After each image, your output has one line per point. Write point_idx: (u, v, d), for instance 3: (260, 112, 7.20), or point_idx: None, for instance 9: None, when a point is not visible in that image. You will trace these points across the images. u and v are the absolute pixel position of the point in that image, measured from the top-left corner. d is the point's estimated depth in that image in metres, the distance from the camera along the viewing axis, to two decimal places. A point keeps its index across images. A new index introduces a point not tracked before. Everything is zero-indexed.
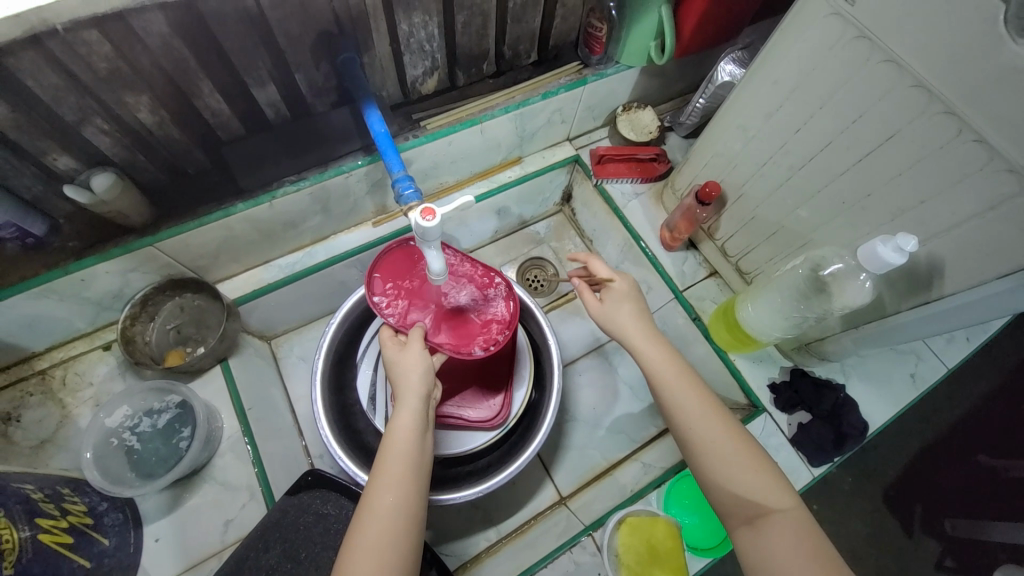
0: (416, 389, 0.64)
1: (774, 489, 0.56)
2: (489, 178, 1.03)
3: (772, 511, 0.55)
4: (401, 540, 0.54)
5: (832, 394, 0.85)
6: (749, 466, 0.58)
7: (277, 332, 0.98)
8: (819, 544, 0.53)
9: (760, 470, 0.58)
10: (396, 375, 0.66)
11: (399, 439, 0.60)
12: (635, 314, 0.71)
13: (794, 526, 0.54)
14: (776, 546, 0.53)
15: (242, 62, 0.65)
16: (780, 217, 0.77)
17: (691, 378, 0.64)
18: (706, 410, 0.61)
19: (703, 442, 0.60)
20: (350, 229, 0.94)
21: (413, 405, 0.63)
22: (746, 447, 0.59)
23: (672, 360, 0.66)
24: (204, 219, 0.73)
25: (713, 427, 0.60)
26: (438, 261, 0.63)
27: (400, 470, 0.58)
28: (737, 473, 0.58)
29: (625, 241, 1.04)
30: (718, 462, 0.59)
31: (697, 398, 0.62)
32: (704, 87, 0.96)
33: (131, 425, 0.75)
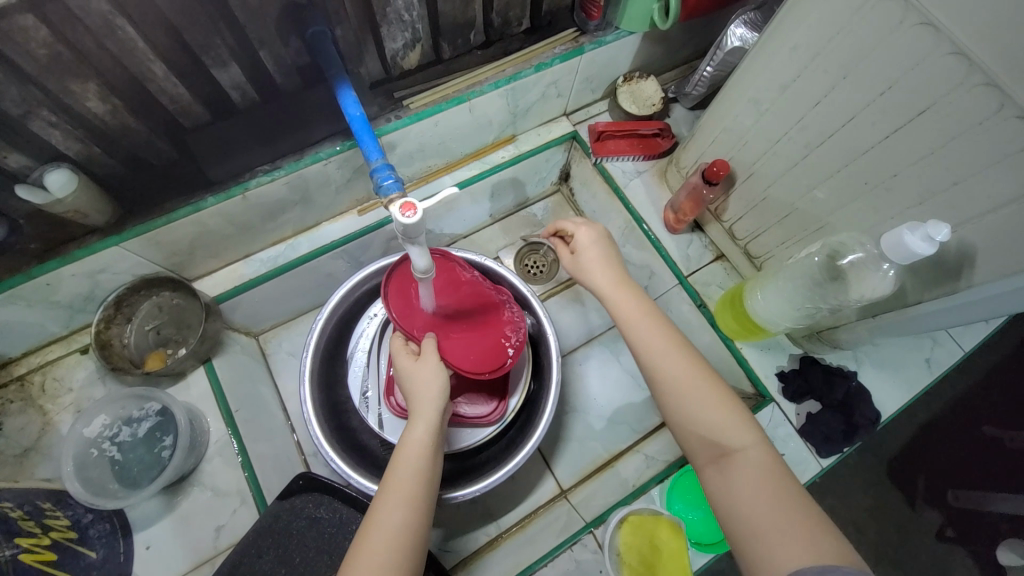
0: (434, 402, 0.62)
1: (735, 427, 0.53)
2: (481, 159, 0.96)
3: (733, 449, 0.52)
4: (408, 558, 0.51)
5: (844, 383, 0.81)
6: (715, 404, 0.55)
7: (265, 327, 0.94)
8: (780, 483, 0.49)
9: (724, 407, 0.55)
10: (410, 388, 0.64)
11: (411, 454, 0.57)
12: (605, 263, 0.68)
13: (758, 463, 0.51)
14: (738, 484, 0.50)
15: (197, 41, 0.58)
16: (794, 199, 0.71)
17: (659, 319, 0.62)
18: (667, 348, 0.58)
19: (664, 381, 0.57)
20: (335, 217, 0.89)
21: (430, 417, 0.60)
22: (711, 386, 0.56)
23: (639, 307, 0.63)
24: (172, 215, 0.68)
25: (676, 365, 0.57)
26: (422, 258, 0.58)
27: (419, 459, 0.57)
28: (699, 412, 0.55)
29: (626, 224, 0.99)
30: (680, 401, 0.56)
31: (659, 336, 0.60)
32: (713, 54, 0.88)
33: (110, 435, 0.72)
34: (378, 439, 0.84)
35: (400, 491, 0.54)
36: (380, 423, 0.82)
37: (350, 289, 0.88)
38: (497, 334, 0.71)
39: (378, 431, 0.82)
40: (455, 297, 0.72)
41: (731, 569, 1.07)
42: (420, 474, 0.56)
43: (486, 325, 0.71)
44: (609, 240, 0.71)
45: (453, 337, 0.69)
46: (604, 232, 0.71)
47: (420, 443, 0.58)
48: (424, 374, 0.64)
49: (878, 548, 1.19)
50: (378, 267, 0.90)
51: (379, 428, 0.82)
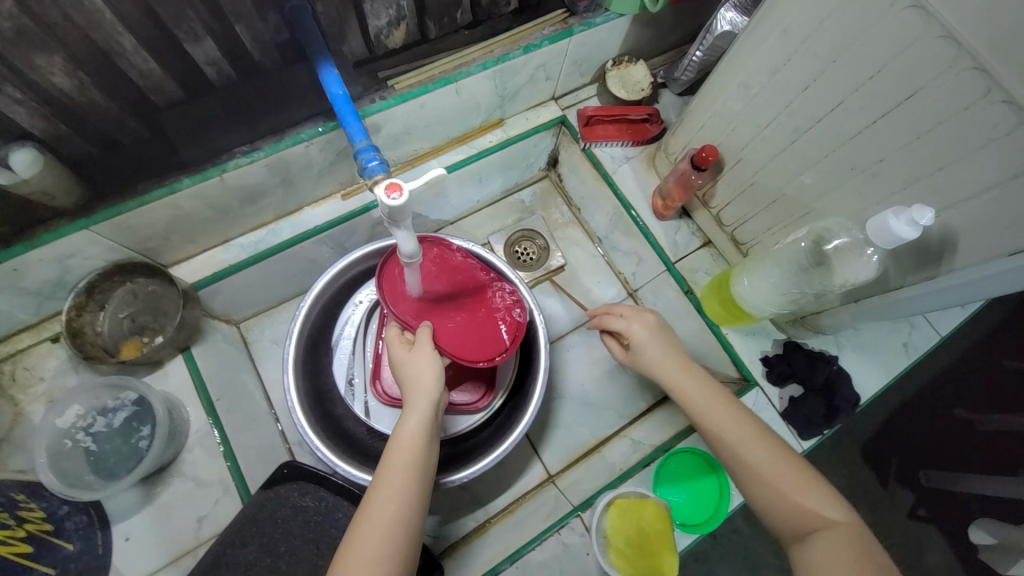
0: (427, 393, 0.61)
1: (818, 504, 0.55)
2: (468, 143, 0.94)
3: (821, 527, 0.53)
4: (401, 549, 0.52)
5: (826, 366, 0.82)
6: (797, 482, 0.56)
7: (246, 315, 0.92)
8: (869, 560, 0.50)
9: (805, 485, 0.56)
10: (405, 377, 0.64)
11: (405, 445, 0.57)
12: (666, 350, 0.69)
13: (846, 540, 0.52)
14: (828, 561, 0.51)
15: (169, 13, 0.55)
16: (781, 184, 0.72)
17: (730, 405, 0.63)
18: (744, 431, 0.60)
19: (746, 468, 0.58)
20: (318, 202, 0.86)
21: (423, 409, 0.60)
22: (795, 467, 0.57)
23: (708, 394, 0.64)
24: (145, 197, 0.66)
25: (758, 449, 0.59)
26: (409, 242, 0.57)
27: (413, 450, 0.57)
28: (787, 496, 0.56)
29: (614, 210, 0.98)
30: (768, 488, 0.57)
31: (738, 428, 0.60)
32: (702, 38, 0.87)
33: (84, 425, 0.69)
34: (364, 427, 0.83)
35: (394, 483, 0.55)
36: (366, 411, 0.82)
37: (334, 275, 0.86)
38: (494, 321, 0.70)
39: (364, 419, 0.82)
40: (453, 285, 0.70)
41: (713, 549, 1.10)
42: (414, 463, 0.57)
43: (483, 312, 0.70)
44: (660, 325, 0.71)
45: (448, 325, 0.68)
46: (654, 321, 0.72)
47: (414, 432, 0.58)
48: (417, 364, 0.63)
49: None
50: (365, 253, 0.88)
51: (365, 416, 0.81)
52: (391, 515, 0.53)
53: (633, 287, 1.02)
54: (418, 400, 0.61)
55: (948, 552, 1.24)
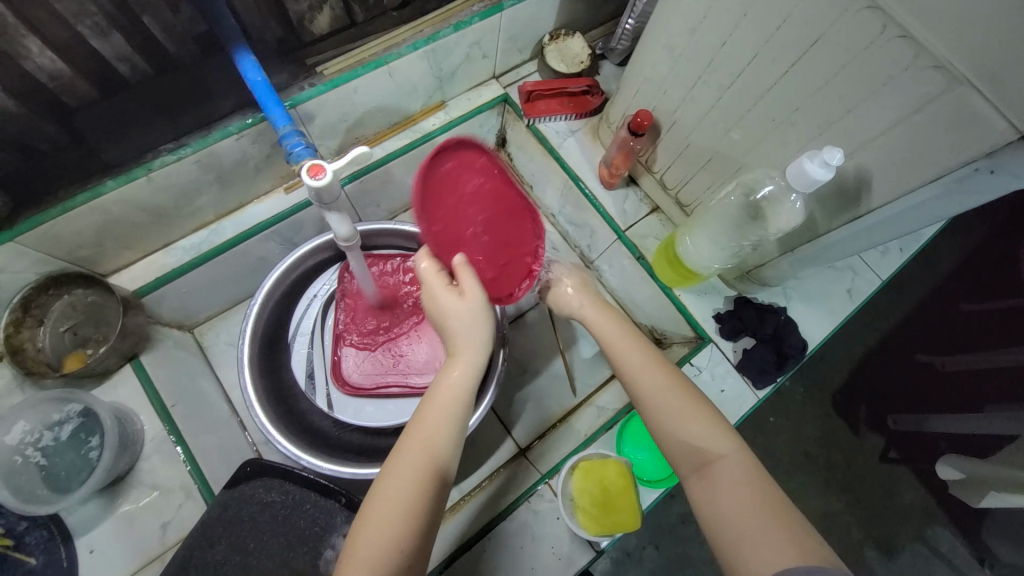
0: (470, 345, 0.59)
1: (719, 435, 0.53)
2: (412, 127, 0.94)
3: (716, 459, 0.52)
4: (429, 500, 0.50)
5: (773, 317, 0.85)
6: (693, 413, 0.55)
7: (200, 319, 0.90)
8: (766, 487, 0.50)
9: (707, 419, 0.55)
10: (442, 329, 0.62)
11: (446, 393, 0.56)
12: (581, 290, 0.71)
13: (739, 470, 0.51)
14: (727, 490, 0.50)
15: (67, 8, 0.53)
16: (713, 142, 0.73)
17: (636, 341, 0.63)
18: (650, 365, 0.59)
19: (655, 402, 0.57)
20: (261, 198, 0.85)
21: (466, 361, 0.59)
22: (693, 399, 0.56)
23: (618, 326, 0.65)
24: (68, 203, 0.64)
25: (661, 382, 0.57)
26: (343, 226, 0.58)
27: (454, 398, 0.56)
28: (688, 427, 0.54)
29: (564, 184, 0.99)
30: (670, 418, 0.55)
31: (642, 361, 0.60)
32: (632, 6, 0.89)
33: (33, 440, 0.67)
34: (329, 420, 0.84)
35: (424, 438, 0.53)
36: (329, 403, 0.83)
37: (285, 270, 0.84)
38: (514, 237, 0.65)
39: (327, 411, 0.83)
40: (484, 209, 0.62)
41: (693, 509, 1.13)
42: (453, 411, 0.55)
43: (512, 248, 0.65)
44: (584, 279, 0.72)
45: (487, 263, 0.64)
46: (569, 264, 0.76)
47: (455, 380, 0.57)
48: (464, 311, 0.62)
49: (827, 473, 1.29)
50: (315, 245, 0.86)
51: (328, 408, 0.83)
52: (423, 459, 0.51)
53: (590, 259, 1.04)
54: (465, 347, 0.59)
55: (918, 490, 1.30)
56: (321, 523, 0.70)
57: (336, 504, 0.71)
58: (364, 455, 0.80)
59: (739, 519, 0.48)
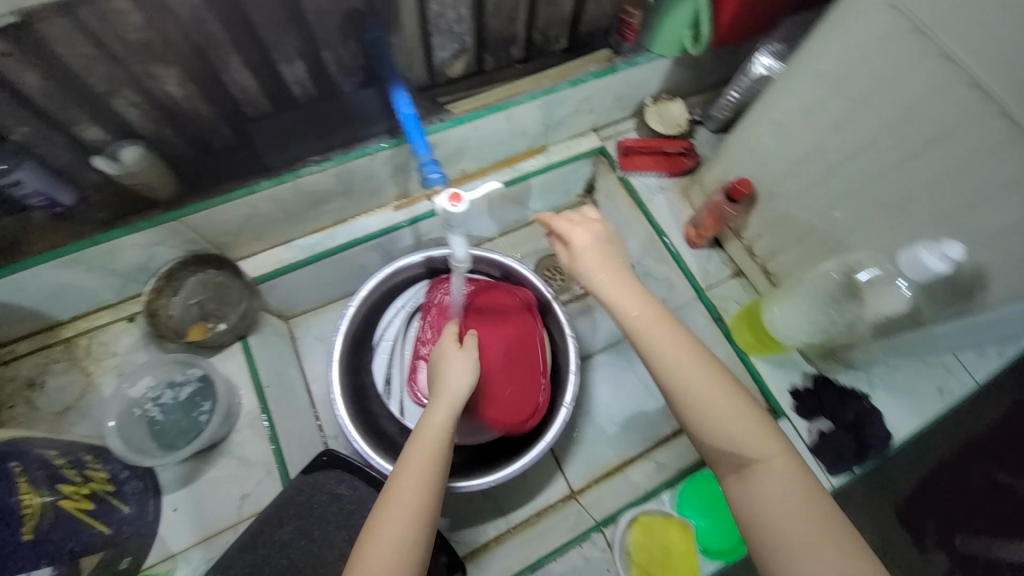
0: (449, 396, 0.64)
1: (763, 436, 0.54)
2: (513, 166, 1.01)
3: (756, 461, 0.53)
4: (423, 533, 0.54)
5: (856, 403, 0.83)
6: (731, 412, 0.55)
7: (296, 311, 0.99)
8: (808, 497, 0.51)
9: (747, 420, 0.55)
10: (438, 376, 0.67)
11: (436, 437, 0.59)
12: (598, 256, 0.65)
13: (783, 475, 0.52)
14: (767, 492, 0.52)
15: (273, 39, 0.65)
16: (813, 217, 0.75)
17: (668, 322, 0.59)
18: (683, 355, 0.57)
19: (686, 398, 0.56)
20: (371, 211, 0.93)
21: (446, 409, 0.62)
22: (729, 399, 0.55)
23: (645, 306, 0.60)
24: (230, 195, 0.74)
25: (693, 376, 0.56)
26: (462, 248, 0.64)
27: (443, 440, 0.59)
28: (723, 425, 0.54)
29: (648, 237, 1.02)
30: (702, 415, 0.55)
31: (676, 352, 0.57)
32: (738, 81, 0.94)
33: (153, 396, 0.75)
34: (397, 427, 0.88)
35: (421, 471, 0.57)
36: (400, 411, 0.89)
37: (380, 281, 0.92)
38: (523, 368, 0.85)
39: (398, 417, 0.88)
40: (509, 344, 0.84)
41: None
42: (442, 453, 0.59)
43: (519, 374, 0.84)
44: (608, 233, 0.68)
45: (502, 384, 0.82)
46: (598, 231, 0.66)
47: (440, 425, 0.61)
48: (457, 365, 0.68)
49: None
50: (410, 262, 0.94)
51: (399, 415, 0.88)
52: (416, 497, 0.55)
53: None
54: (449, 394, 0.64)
55: None
56: None
57: None
58: None
59: (780, 524, 0.50)
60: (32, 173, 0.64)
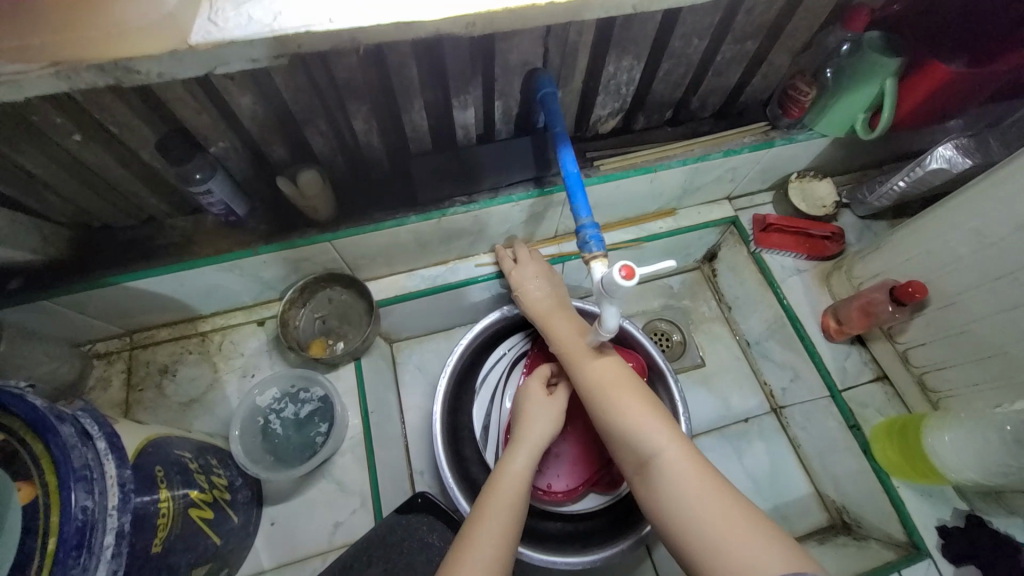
0: (529, 443, 0.67)
1: (654, 431, 0.57)
2: (639, 225, 0.98)
3: None
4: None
5: (1021, 558, 0.70)
6: (760, 554, 0.45)
7: (401, 336, 0.99)
8: (733, 503, 0.50)
9: (778, 567, 0.44)
10: (520, 422, 0.72)
11: (513, 482, 0.62)
12: (615, 369, 0.66)
13: None
14: (669, 498, 0.53)
15: (457, 87, 0.67)
16: (1006, 340, 0.66)
17: (687, 448, 0.56)
18: (699, 480, 0.52)
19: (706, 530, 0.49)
20: (494, 252, 0.93)
21: (525, 456, 0.66)
22: (754, 538, 0.47)
23: (659, 423, 0.59)
24: (380, 224, 0.76)
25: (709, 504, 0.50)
26: (614, 319, 0.60)
27: (518, 488, 0.62)
28: (749, 570, 0.45)
29: (774, 319, 0.95)
30: (723, 557, 0.47)
31: (691, 472, 0.53)
32: (909, 170, 0.84)
33: (277, 408, 0.78)
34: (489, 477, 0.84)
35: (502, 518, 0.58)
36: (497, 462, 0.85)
37: (492, 323, 0.91)
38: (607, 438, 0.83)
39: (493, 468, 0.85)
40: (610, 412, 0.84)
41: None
42: (517, 499, 0.61)
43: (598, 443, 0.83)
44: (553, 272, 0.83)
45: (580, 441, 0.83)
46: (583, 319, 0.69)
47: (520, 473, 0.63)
48: (536, 414, 0.71)
49: None
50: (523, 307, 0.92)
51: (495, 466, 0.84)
52: (491, 542, 0.56)
53: (779, 402, 0.96)
54: (529, 442, 0.67)
55: None
56: None
57: None
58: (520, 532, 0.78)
59: None
60: (220, 184, 0.66)
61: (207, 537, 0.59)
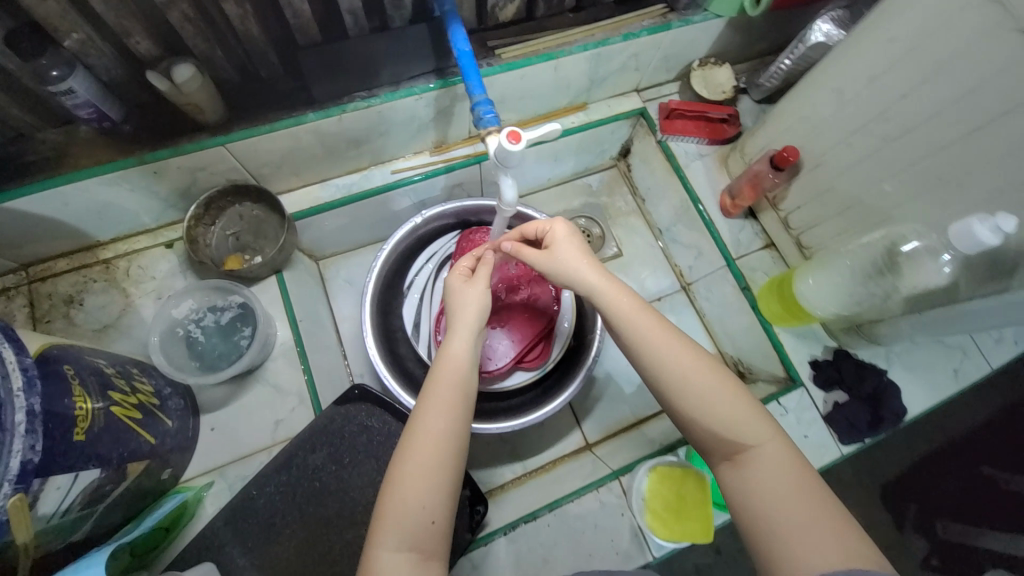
0: (468, 324, 0.60)
1: (757, 425, 0.49)
2: (552, 122, 1.00)
3: (750, 448, 0.48)
4: (437, 476, 0.50)
5: (874, 377, 0.84)
6: (726, 396, 0.50)
7: (326, 253, 0.99)
8: (701, 357, 0.53)
9: (743, 405, 0.50)
10: (452, 303, 0.64)
11: (449, 369, 0.56)
12: (576, 253, 0.61)
13: (772, 457, 0.47)
14: (649, 353, 0.53)
15: None
16: (860, 190, 0.76)
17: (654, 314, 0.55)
18: (672, 340, 0.53)
19: (682, 381, 0.51)
20: (409, 156, 0.92)
21: (463, 343, 0.59)
22: (728, 382, 0.51)
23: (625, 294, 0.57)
24: (276, 124, 0.73)
25: (681, 358, 0.52)
26: (511, 191, 0.64)
27: (457, 374, 0.56)
28: (719, 412, 0.50)
29: (680, 203, 1.02)
30: (695, 403, 0.50)
31: (664, 333, 0.54)
32: (793, 47, 0.89)
33: (195, 318, 0.78)
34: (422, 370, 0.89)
35: (440, 406, 0.53)
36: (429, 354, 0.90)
37: (413, 229, 0.92)
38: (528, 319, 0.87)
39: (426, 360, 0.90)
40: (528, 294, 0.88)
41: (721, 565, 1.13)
42: (457, 388, 0.55)
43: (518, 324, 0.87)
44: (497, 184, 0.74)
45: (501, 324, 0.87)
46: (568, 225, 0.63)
47: (456, 360, 0.57)
48: (475, 300, 0.63)
49: None
50: (444, 210, 0.94)
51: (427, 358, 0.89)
52: (426, 440, 0.51)
53: (687, 279, 1.06)
54: (463, 327, 0.60)
55: None
56: None
57: None
58: None
59: (780, 512, 0.44)
60: (85, 83, 0.61)
61: (138, 435, 0.62)
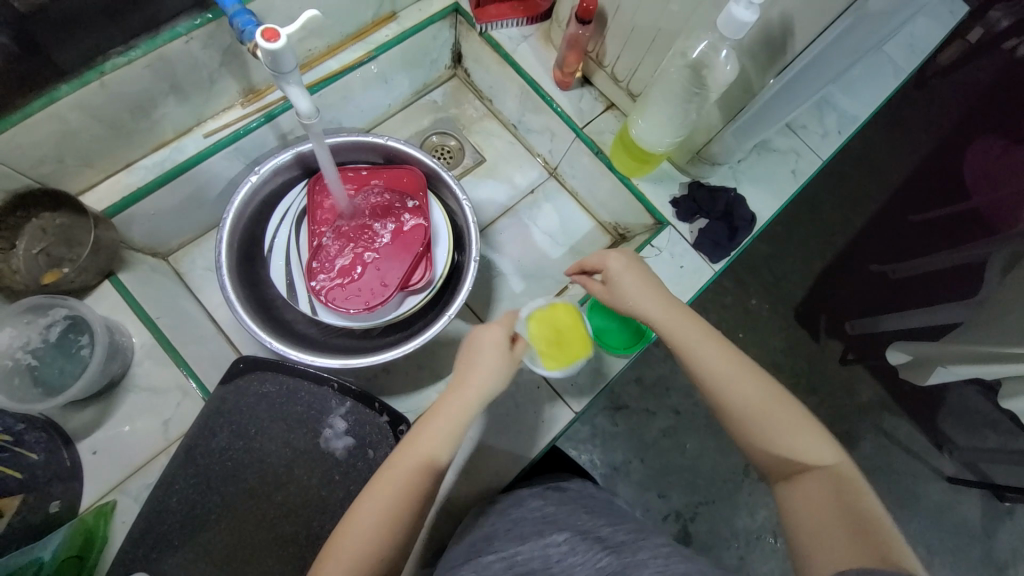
0: (470, 384, 0.64)
1: (818, 447, 0.58)
2: (364, 40, 0.93)
3: (812, 467, 0.57)
4: (396, 522, 0.56)
5: (724, 196, 0.91)
6: (786, 419, 0.59)
7: (171, 247, 0.93)
8: (773, 388, 0.61)
9: (803, 432, 0.59)
10: (466, 357, 0.67)
11: (436, 430, 0.61)
12: (640, 284, 0.70)
13: (827, 479, 0.55)
14: (702, 372, 0.63)
15: None
16: (657, 20, 0.78)
17: (722, 346, 0.64)
18: (739, 372, 0.62)
19: (730, 397, 0.61)
20: (219, 115, 0.85)
21: (462, 397, 0.63)
22: (766, 401, 0.60)
23: (697, 326, 0.66)
24: (26, 110, 0.64)
25: (738, 379, 0.61)
26: (302, 99, 0.61)
27: (438, 437, 0.60)
28: (775, 432, 0.59)
29: (521, 90, 1.01)
30: (755, 425, 0.60)
31: (730, 366, 0.62)
32: None
33: (22, 344, 0.71)
34: (314, 327, 0.88)
35: (406, 474, 0.58)
36: (313, 309, 0.87)
37: (250, 190, 0.85)
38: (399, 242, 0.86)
39: (312, 315, 0.87)
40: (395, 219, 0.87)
41: (675, 424, 1.25)
42: (426, 462, 0.59)
43: (391, 249, 0.86)
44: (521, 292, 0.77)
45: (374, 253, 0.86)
46: (629, 253, 0.73)
47: (447, 423, 0.61)
48: (490, 361, 0.66)
49: (795, 377, 1.31)
50: (278, 163, 0.86)
51: (313, 313, 0.87)
52: (388, 492, 0.57)
53: (553, 165, 1.08)
54: (472, 385, 0.64)
55: (878, 389, 1.32)
56: (317, 407, 0.75)
57: (328, 389, 0.76)
58: (354, 352, 0.85)
59: (814, 529, 0.53)
60: None
61: None
